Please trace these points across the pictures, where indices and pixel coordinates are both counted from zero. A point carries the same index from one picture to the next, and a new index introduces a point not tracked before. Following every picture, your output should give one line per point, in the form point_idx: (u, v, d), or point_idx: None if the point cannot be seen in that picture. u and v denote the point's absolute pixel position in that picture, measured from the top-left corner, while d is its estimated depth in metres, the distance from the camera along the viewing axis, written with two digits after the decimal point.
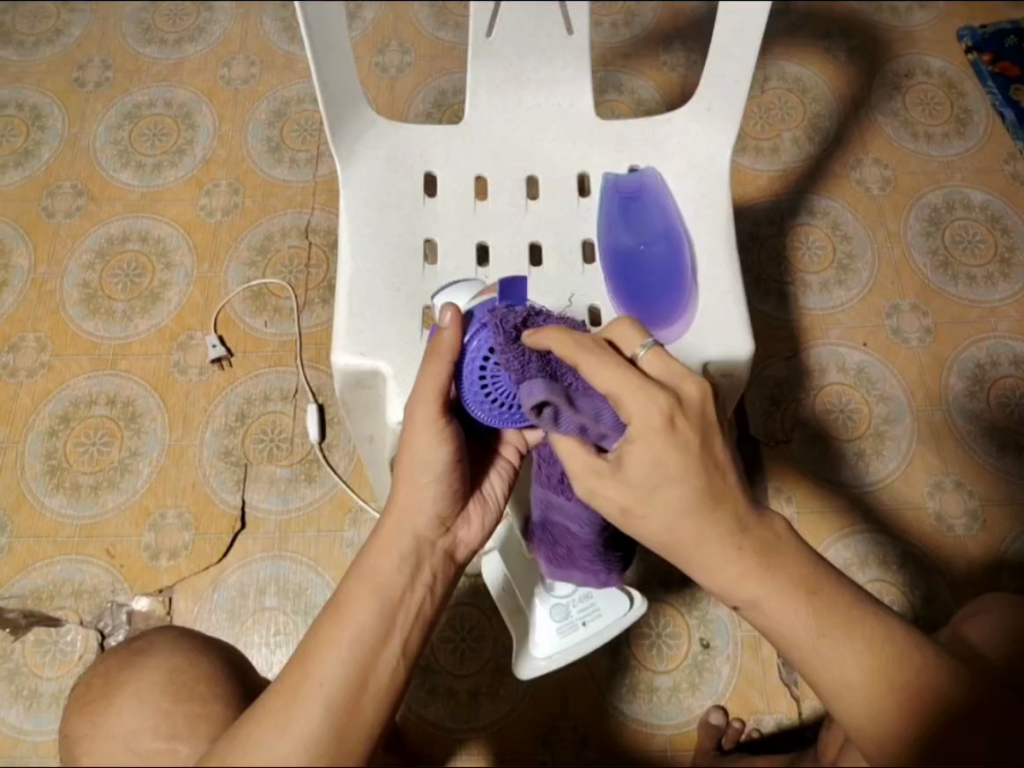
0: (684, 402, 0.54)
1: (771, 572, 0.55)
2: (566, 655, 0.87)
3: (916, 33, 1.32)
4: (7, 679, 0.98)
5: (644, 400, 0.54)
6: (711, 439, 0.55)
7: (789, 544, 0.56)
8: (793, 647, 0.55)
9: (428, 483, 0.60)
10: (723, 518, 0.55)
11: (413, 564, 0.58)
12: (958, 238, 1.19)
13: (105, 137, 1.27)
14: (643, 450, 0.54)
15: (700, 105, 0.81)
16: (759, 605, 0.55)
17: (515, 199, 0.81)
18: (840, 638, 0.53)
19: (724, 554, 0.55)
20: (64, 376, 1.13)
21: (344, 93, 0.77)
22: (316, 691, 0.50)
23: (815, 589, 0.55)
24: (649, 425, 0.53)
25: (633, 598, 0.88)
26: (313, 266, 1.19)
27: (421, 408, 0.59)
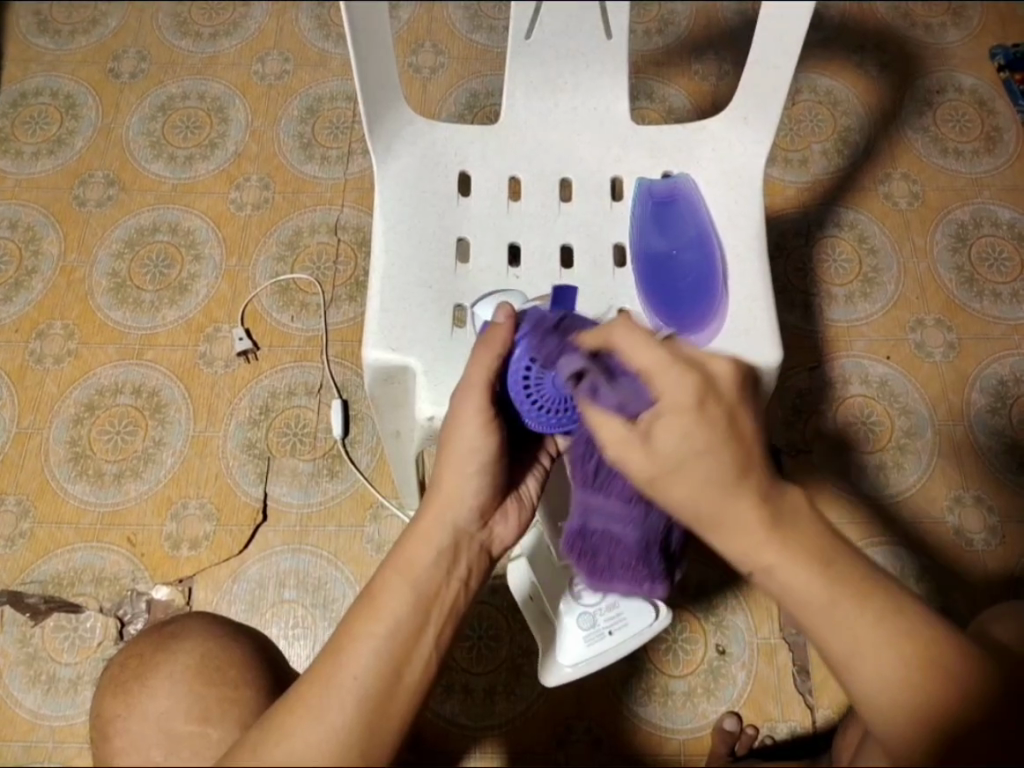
0: (716, 381, 0.52)
1: (787, 542, 0.51)
2: (592, 664, 0.85)
3: (949, 50, 1.33)
4: (26, 663, 0.99)
5: (675, 375, 0.52)
6: (740, 415, 0.52)
7: (806, 517, 0.52)
8: (805, 615, 0.52)
9: (472, 473, 0.60)
10: (749, 491, 0.51)
11: (450, 557, 0.59)
12: (984, 255, 1.19)
13: (138, 128, 1.28)
14: (671, 422, 0.51)
15: (736, 114, 0.81)
16: (775, 572, 0.52)
17: (548, 202, 0.81)
18: (855, 610, 0.51)
19: (743, 514, 0.51)
20: (91, 364, 1.14)
21: (384, 91, 0.77)
22: (349, 682, 0.52)
23: (829, 559, 0.52)
24: (678, 400, 0.51)
25: (660, 608, 0.85)
26: (341, 262, 1.20)
27: (470, 398, 0.60)
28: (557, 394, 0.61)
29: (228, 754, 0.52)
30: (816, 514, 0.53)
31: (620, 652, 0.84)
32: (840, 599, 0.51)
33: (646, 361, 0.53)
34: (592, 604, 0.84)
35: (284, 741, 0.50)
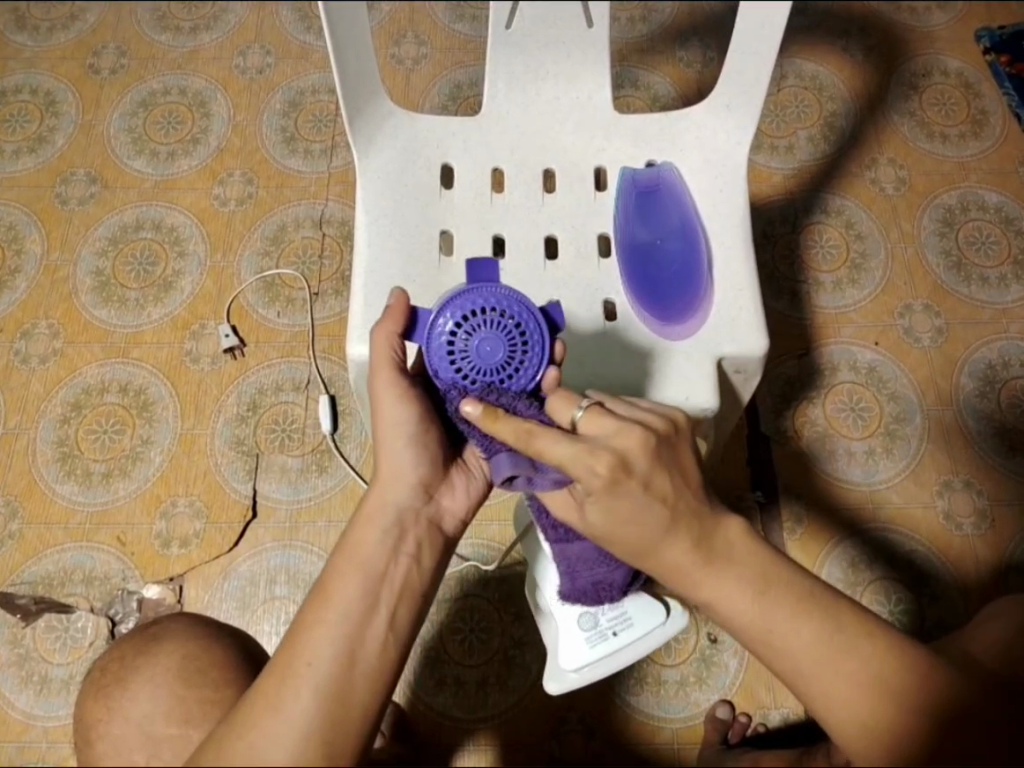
0: (628, 457, 0.54)
1: (719, 573, 0.56)
2: (596, 669, 0.85)
3: (934, 34, 1.32)
4: (18, 665, 0.99)
5: (584, 465, 0.53)
6: (657, 479, 0.55)
7: (739, 549, 0.57)
8: (748, 641, 0.56)
9: (403, 448, 0.64)
10: (682, 535, 0.56)
11: (396, 535, 0.61)
12: (971, 239, 1.19)
13: (120, 124, 1.27)
14: (597, 505, 0.55)
15: (719, 102, 0.80)
16: (711, 605, 0.57)
17: (531, 193, 0.81)
18: (791, 629, 0.55)
19: (678, 559, 0.56)
20: (76, 364, 1.13)
21: (363, 84, 0.76)
22: (306, 670, 0.52)
23: (764, 585, 0.56)
24: (594, 486, 0.54)
25: (670, 611, 0.85)
26: (326, 256, 1.19)
27: (381, 375, 0.63)
28: (483, 364, 0.62)
29: (197, 754, 0.51)
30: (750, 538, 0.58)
31: (625, 656, 0.85)
32: (774, 620, 0.55)
33: (559, 456, 0.54)
34: (594, 605, 0.85)
35: (245, 734, 0.50)
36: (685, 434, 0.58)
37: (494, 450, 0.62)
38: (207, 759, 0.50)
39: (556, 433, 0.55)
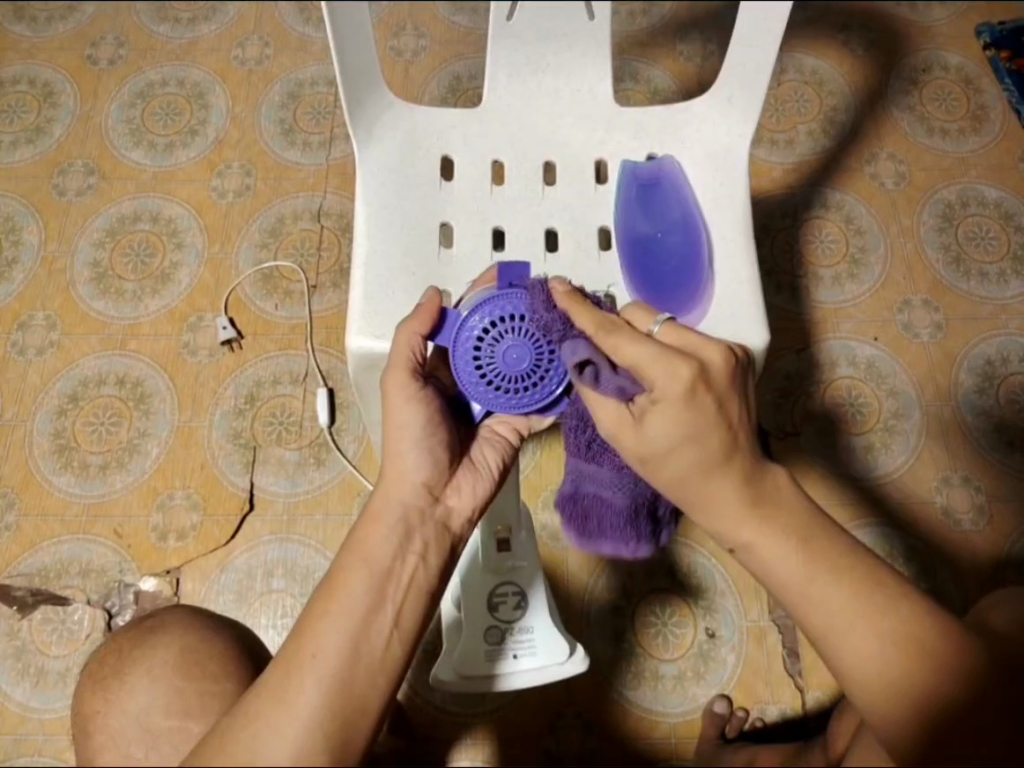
0: (709, 370, 0.54)
1: (764, 517, 0.54)
2: (478, 682, 0.84)
3: (934, 28, 1.31)
4: (14, 657, 0.98)
5: (663, 367, 0.53)
6: (729, 404, 0.54)
7: (787, 496, 0.55)
8: (785, 593, 0.54)
9: (409, 448, 0.62)
10: (733, 472, 0.54)
11: (404, 533, 0.59)
12: (970, 235, 1.19)
13: (118, 116, 1.26)
14: (664, 412, 0.53)
15: (720, 95, 0.80)
16: (754, 548, 0.54)
17: (531, 185, 0.80)
18: (829, 585, 0.53)
19: (724, 495, 0.54)
20: (74, 356, 1.13)
21: (363, 74, 0.76)
22: (310, 663, 0.52)
23: (810, 536, 0.54)
24: (670, 392, 0.53)
25: (573, 652, 0.87)
26: (324, 248, 1.18)
27: (395, 373, 0.63)
28: (509, 368, 0.65)
29: (198, 748, 0.51)
30: (801, 493, 0.56)
31: (516, 679, 0.85)
32: (818, 573, 0.53)
33: (641, 355, 0.54)
34: (507, 623, 0.85)
35: (249, 726, 0.50)
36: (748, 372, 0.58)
37: (572, 336, 0.60)
38: (210, 751, 0.50)
39: (637, 333, 0.56)
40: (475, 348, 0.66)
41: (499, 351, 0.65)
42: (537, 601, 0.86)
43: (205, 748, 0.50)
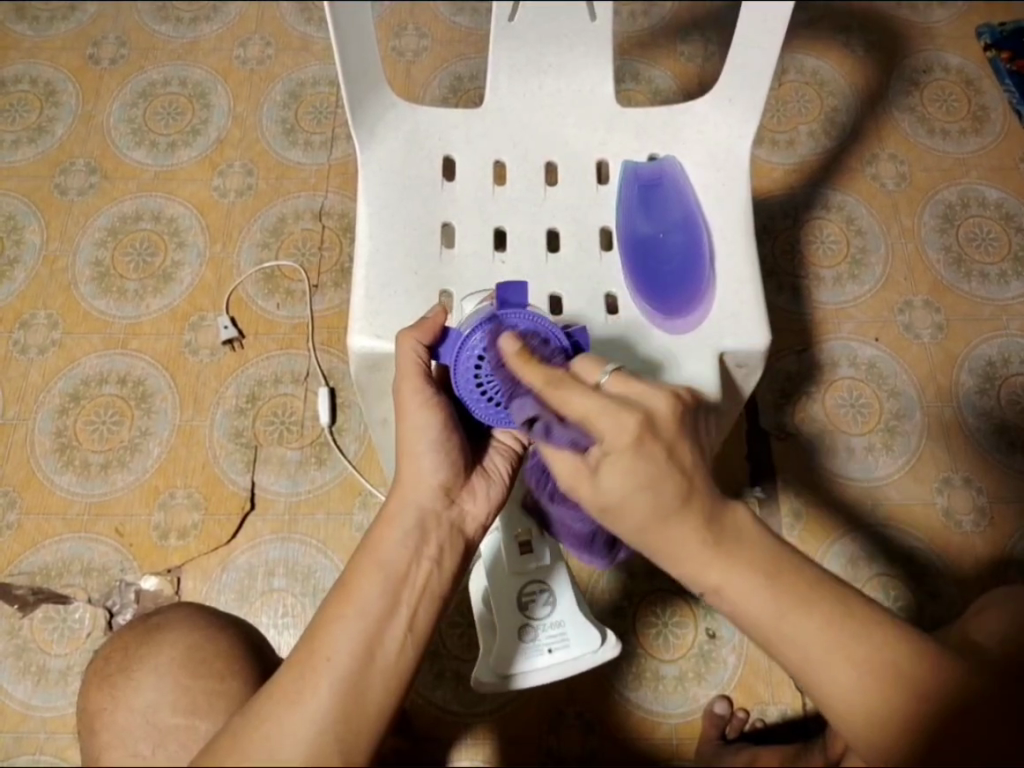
0: (654, 417, 0.53)
1: (731, 558, 0.52)
2: (517, 680, 0.83)
3: (936, 29, 1.32)
4: (15, 656, 0.98)
5: (609, 419, 0.53)
6: (681, 448, 0.52)
7: (752, 534, 0.53)
8: (756, 630, 0.53)
9: (426, 452, 0.63)
10: (692, 514, 0.52)
11: (419, 536, 0.59)
12: (971, 236, 1.19)
13: (119, 115, 1.27)
14: (614, 464, 0.52)
15: (722, 95, 0.80)
16: (723, 592, 0.52)
17: (533, 185, 0.81)
18: (801, 618, 0.51)
19: (685, 538, 0.52)
20: (75, 355, 1.13)
21: (365, 75, 0.76)
22: (324, 666, 0.52)
23: (777, 570, 0.52)
24: (618, 442, 0.52)
25: (605, 637, 0.86)
26: (326, 248, 1.19)
27: (405, 382, 0.64)
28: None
29: (207, 747, 0.51)
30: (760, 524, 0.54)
31: (553, 672, 0.84)
32: (788, 608, 0.51)
33: (585, 408, 0.54)
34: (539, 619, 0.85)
35: (260, 728, 0.50)
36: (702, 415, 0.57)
37: (519, 394, 0.61)
38: (221, 752, 0.50)
39: (583, 388, 0.55)
40: (475, 369, 0.65)
41: (498, 370, 0.64)
42: (565, 593, 0.85)
43: (215, 748, 0.50)
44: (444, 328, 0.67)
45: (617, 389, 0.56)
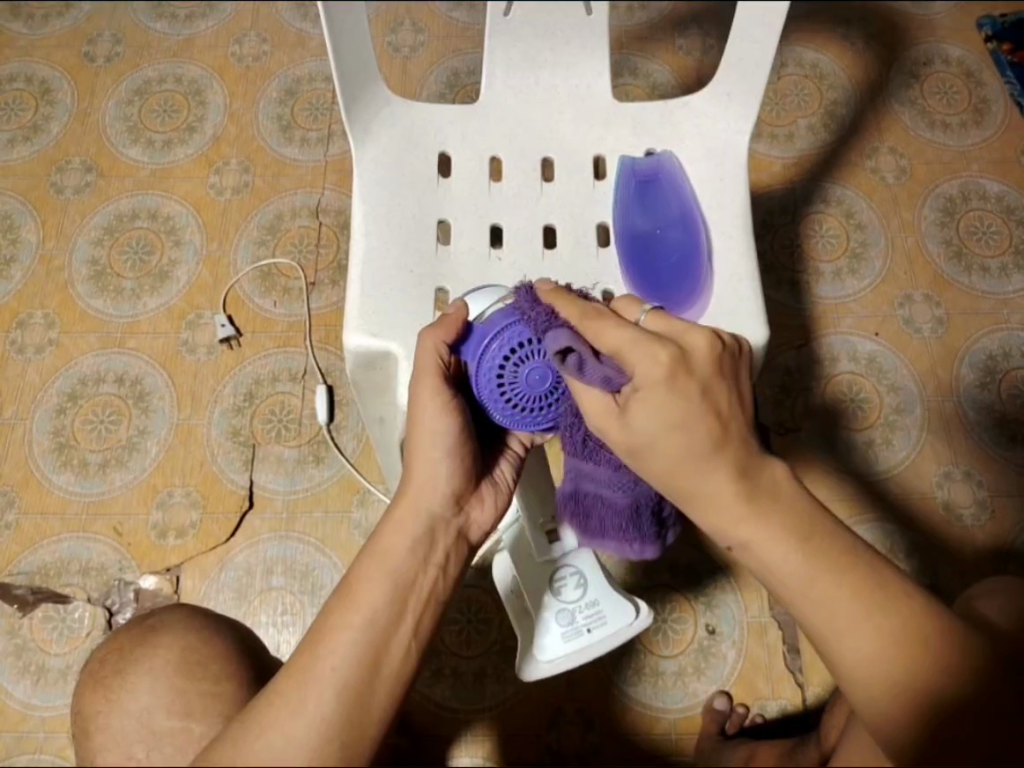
0: (689, 354, 0.51)
1: (764, 515, 0.51)
2: (567, 662, 0.81)
3: (935, 22, 1.31)
4: (15, 655, 0.98)
5: (642, 351, 0.51)
6: (715, 388, 0.51)
7: (787, 492, 0.52)
8: (783, 589, 0.52)
9: (440, 459, 0.61)
10: (726, 462, 0.51)
11: (426, 544, 0.59)
12: (972, 229, 1.18)
13: (115, 113, 1.26)
14: (647, 399, 0.51)
15: (719, 89, 0.79)
16: (752, 548, 0.52)
17: (529, 181, 0.80)
18: (832, 582, 0.51)
19: (716, 488, 0.51)
20: (72, 354, 1.12)
21: (360, 72, 0.76)
22: (328, 674, 0.51)
23: (809, 534, 0.52)
24: (650, 376, 0.51)
25: (639, 608, 0.83)
26: (323, 245, 1.18)
27: (425, 380, 0.60)
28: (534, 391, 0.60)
29: (208, 749, 0.50)
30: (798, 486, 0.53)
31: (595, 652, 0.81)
32: (820, 571, 0.51)
33: (617, 340, 0.52)
34: (572, 600, 0.82)
35: (264, 735, 0.49)
36: (745, 362, 0.55)
37: (554, 328, 0.57)
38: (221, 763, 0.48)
39: (620, 320, 0.54)
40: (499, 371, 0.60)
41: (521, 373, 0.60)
42: (594, 572, 0.82)
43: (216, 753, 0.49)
44: (467, 324, 0.63)
45: (661, 326, 0.54)
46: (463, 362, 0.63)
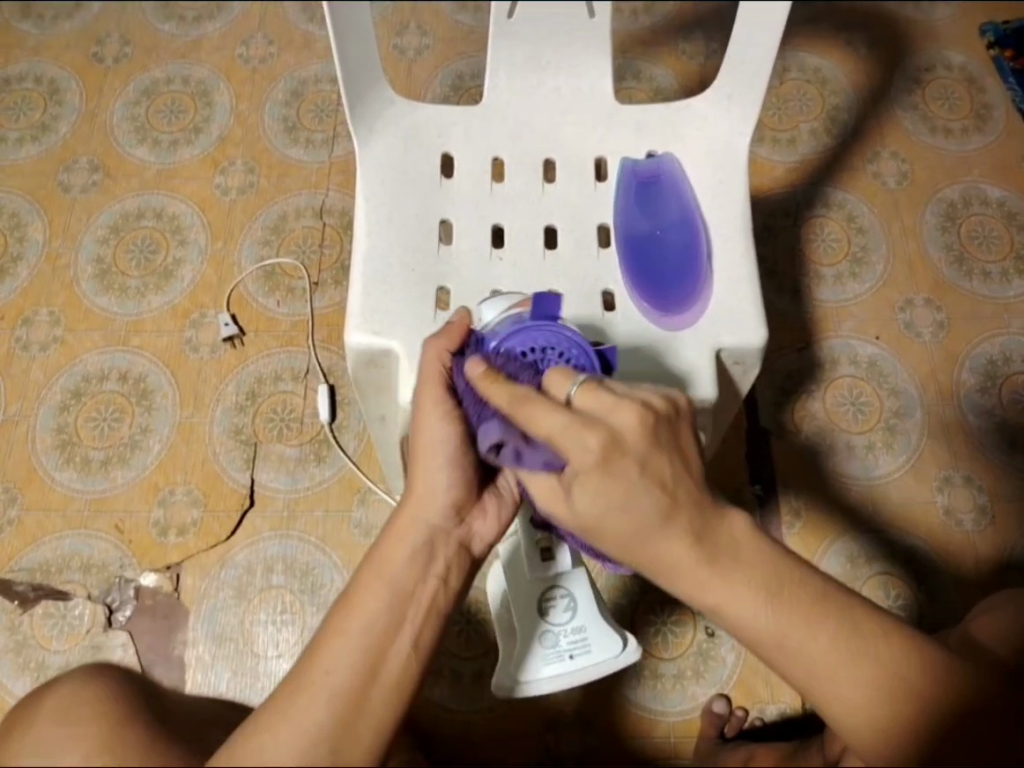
0: (621, 435, 0.52)
1: (726, 573, 0.54)
2: (547, 689, 0.79)
3: (938, 28, 1.31)
4: (15, 651, 0.99)
5: (575, 438, 0.53)
6: (654, 462, 0.53)
7: (746, 550, 0.55)
8: (760, 645, 0.55)
9: (441, 468, 0.61)
10: (679, 529, 0.54)
11: (427, 555, 0.59)
12: (973, 234, 1.18)
13: (122, 113, 1.27)
14: (584, 484, 0.54)
15: (721, 92, 0.80)
16: (722, 610, 0.55)
17: (530, 182, 0.80)
18: (806, 635, 0.53)
19: (675, 553, 0.54)
20: (77, 352, 1.13)
21: (364, 72, 0.76)
22: (322, 679, 0.52)
23: (775, 590, 0.54)
24: (583, 463, 0.53)
25: (627, 641, 0.81)
26: (327, 246, 1.19)
27: (427, 390, 0.61)
28: None
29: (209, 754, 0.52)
30: (756, 537, 0.55)
31: (577, 681, 0.79)
32: (790, 627, 0.53)
33: (550, 428, 0.53)
34: (559, 626, 0.80)
35: (256, 738, 0.50)
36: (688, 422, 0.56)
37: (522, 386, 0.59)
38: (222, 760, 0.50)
39: (549, 405, 0.54)
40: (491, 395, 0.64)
41: None
42: (585, 599, 0.80)
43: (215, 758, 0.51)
44: (468, 333, 0.64)
45: (585, 402, 0.54)
46: None
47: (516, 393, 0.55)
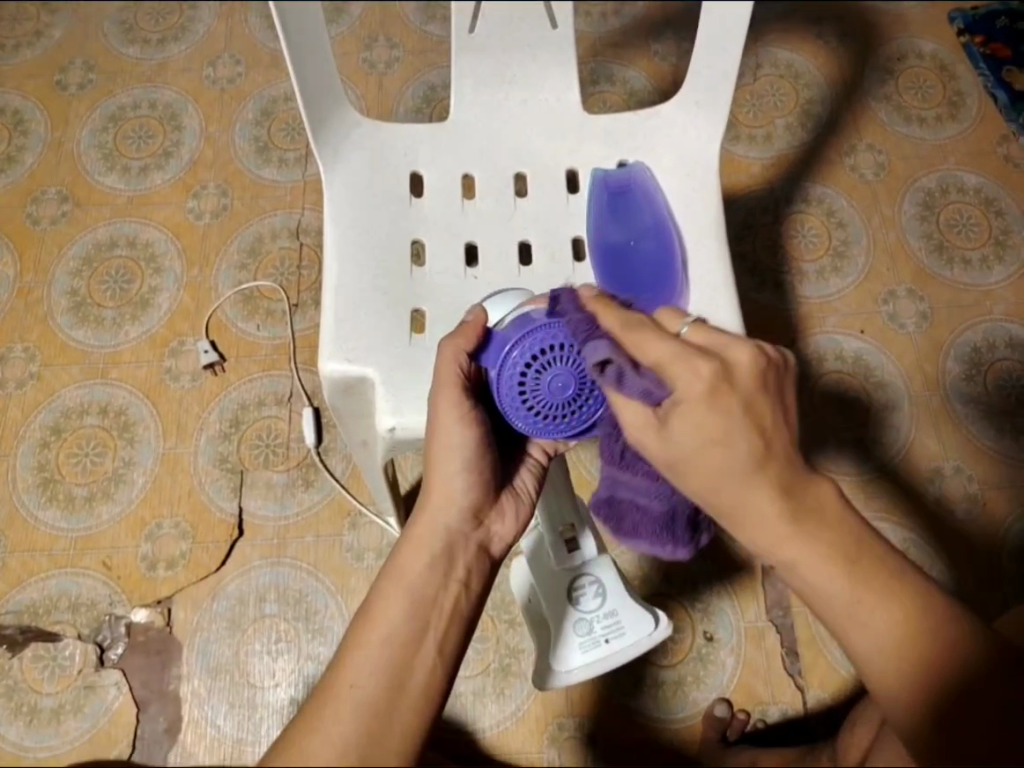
0: (732, 369, 0.49)
1: (811, 532, 0.50)
2: (585, 671, 0.82)
3: (907, 17, 1.31)
4: (6, 696, 0.97)
5: (685, 366, 0.49)
6: (758, 401, 0.49)
7: (833, 511, 0.50)
8: (828, 612, 0.51)
9: (456, 472, 0.60)
10: (769, 479, 0.48)
11: (446, 560, 0.58)
12: (952, 222, 1.18)
13: (90, 141, 1.25)
14: (687, 413, 0.49)
15: (689, 98, 0.79)
16: (796, 568, 0.50)
17: (501, 198, 0.79)
18: (878, 606, 0.50)
19: (762, 506, 0.49)
20: (55, 386, 1.11)
21: (327, 94, 0.75)
22: (347, 692, 0.52)
23: (855, 556, 0.50)
24: (691, 391, 0.49)
25: (659, 619, 0.84)
26: (305, 266, 1.17)
27: (444, 392, 0.60)
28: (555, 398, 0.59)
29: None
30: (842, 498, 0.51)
31: (612, 662, 0.83)
32: (864, 593, 0.50)
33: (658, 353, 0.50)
34: (590, 611, 0.84)
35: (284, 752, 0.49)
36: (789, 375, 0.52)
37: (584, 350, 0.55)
38: None
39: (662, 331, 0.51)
40: (519, 381, 0.59)
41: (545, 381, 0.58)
42: (615, 584, 0.84)
43: None
44: (487, 331, 0.62)
45: (700, 337, 0.51)
46: (484, 371, 0.62)
47: (630, 319, 0.53)
